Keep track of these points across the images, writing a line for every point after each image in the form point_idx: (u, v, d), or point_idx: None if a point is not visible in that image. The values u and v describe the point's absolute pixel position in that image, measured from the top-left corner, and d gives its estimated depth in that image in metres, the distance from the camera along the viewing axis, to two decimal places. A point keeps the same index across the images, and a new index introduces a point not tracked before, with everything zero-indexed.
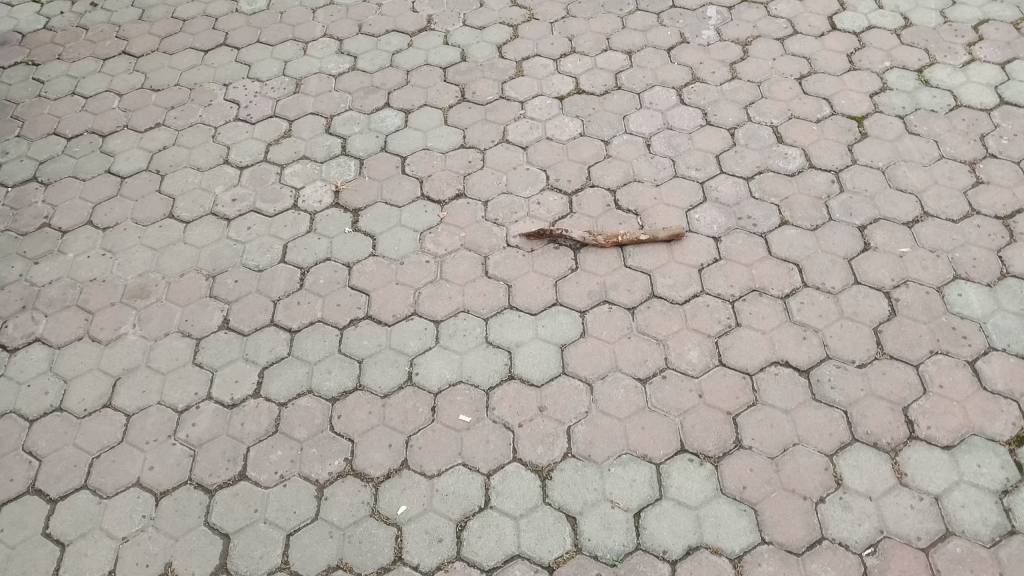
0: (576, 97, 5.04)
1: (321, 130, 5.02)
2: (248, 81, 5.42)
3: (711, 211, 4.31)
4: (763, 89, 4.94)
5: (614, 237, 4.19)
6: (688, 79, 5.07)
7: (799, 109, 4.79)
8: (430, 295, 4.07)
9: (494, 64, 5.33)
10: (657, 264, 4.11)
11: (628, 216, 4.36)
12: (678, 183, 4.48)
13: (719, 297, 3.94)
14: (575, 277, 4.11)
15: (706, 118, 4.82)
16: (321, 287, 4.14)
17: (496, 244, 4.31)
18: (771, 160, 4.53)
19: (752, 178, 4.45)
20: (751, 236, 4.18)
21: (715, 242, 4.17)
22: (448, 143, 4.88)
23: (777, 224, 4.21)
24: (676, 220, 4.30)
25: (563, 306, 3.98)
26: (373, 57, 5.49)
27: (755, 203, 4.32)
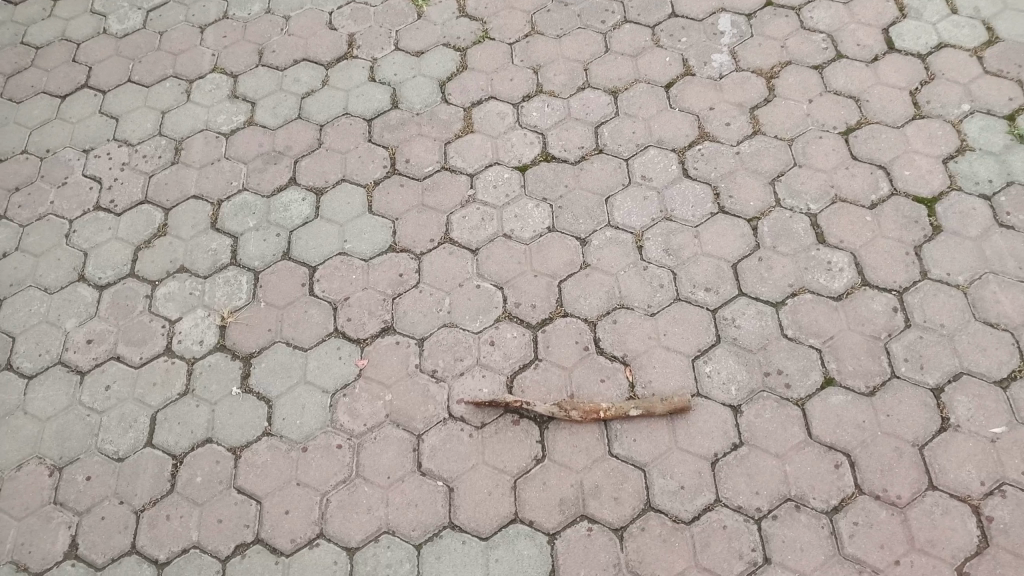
0: (542, 167, 3.76)
1: (205, 226, 3.80)
2: (114, 144, 4.16)
3: (727, 362, 3.12)
4: (796, 151, 3.65)
5: (599, 410, 3.01)
6: (694, 136, 3.76)
7: (846, 186, 3.51)
8: (343, 506, 3.00)
9: (435, 112, 4.02)
10: (655, 454, 2.95)
11: (613, 367, 3.17)
12: (680, 311, 3.27)
13: (739, 512, 2.83)
14: (541, 474, 2.97)
15: (718, 201, 3.55)
16: (199, 490, 3.10)
17: (434, 415, 3.14)
18: (808, 273, 3.30)
19: (783, 303, 3.24)
20: (783, 403, 3.01)
21: (733, 413, 3.01)
22: (372, 244, 3.63)
23: (818, 385, 3.04)
24: (680, 375, 3.11)
25: (524, 524, 2.89)
26: (276, 104, 4.17)
27: (787, 350, 3.13)
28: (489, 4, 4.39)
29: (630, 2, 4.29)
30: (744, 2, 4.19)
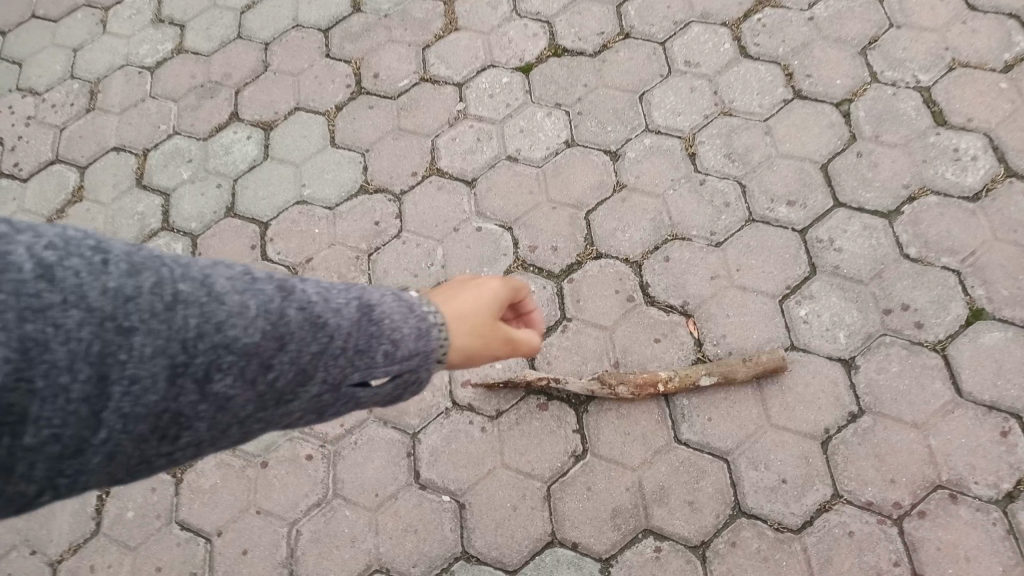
0: (551, 65, 2.86)
1: (130, 184, 2.99)
2: (18, 95, 3.33)
3: (830, 300, 2.25)
4: (891, 9, 2.71)
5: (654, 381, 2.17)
6: (749, 4, 2.83)
7: (966, 47, 2.59)
8: (317, 540, 2.20)
9: (408, 11, 3.12)
10: (739, 437, 2.11)
11: (670, 320, 2.32)
12: (756, 237, 2.40)
13: (869, 511, 1.98)
14: (584, 477, 2.14)
15: (791, 84, 2.64)
16: (132, 528, 2.30)
17: (430, 405, 2.31)
18: (927, 168, 2.41)
19: (897, 212, 2.36)
20: (916, 351, 2.14)
21: (845, 371, 2.14)
22: (338, 186, 2.80)
23: (963, 321, 2.16)
24: (765, 324, 2.25)
25: (566, 549, 2.08)
26: (210, 25, 3.31)
27: (912, 276, 2.25)
28: None
29: None
30: None
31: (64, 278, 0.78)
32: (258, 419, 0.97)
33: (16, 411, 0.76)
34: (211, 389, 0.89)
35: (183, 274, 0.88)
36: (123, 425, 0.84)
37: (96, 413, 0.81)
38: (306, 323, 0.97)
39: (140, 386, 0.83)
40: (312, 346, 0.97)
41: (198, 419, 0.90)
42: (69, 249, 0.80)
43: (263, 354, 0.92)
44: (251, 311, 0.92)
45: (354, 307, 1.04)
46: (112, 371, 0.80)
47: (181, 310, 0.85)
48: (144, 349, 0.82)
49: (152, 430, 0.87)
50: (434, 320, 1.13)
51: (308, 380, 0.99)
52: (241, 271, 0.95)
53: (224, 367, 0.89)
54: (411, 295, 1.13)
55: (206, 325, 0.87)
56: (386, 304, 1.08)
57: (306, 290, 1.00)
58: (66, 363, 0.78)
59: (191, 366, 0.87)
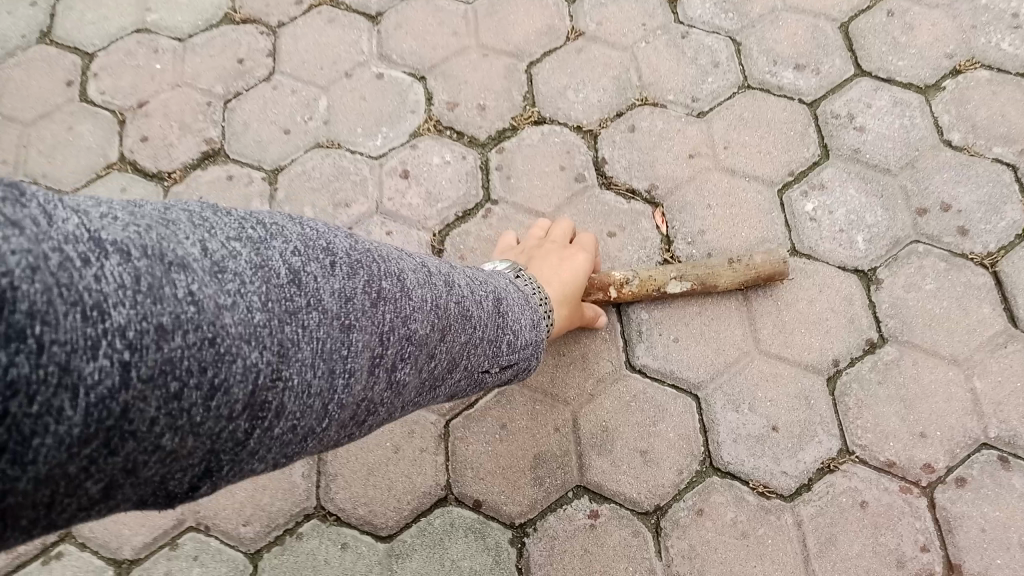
0: None
1: None
2: None
3: (847, 193, 1.66)
4: None
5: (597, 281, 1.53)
6: None
7: None
8: None
9: None
10: (717, 367, 1.52)
11: (631, 208, 1.70)
12: (751, 107, 1.79)
13: (889, 475, 1.42)
14: (497, 411, 1.52)
15: None
16: None
17: None
18: (976, 35, 1.83)
19: (937, 87, 1.77)
20: (958, 265, 1.57)
21: (863, 286, 1.56)
22: (195, 13, 2.08)
23: (1021, 230, 1.60)
24: (758, 220, 1.65)
25: (464, 511, 1.46)
26: None
27: (956, 169, 1.67)
28: None
29: None
30: None
31: (309, 283, 0.75)
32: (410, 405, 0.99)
33: (272, 406, 0.70)
34: (393, 376, 0.87)
35: (384, 273, 0.87)
36: (332, 415, 0.79)
37: (327, 405, 0.77)
38: (459, 315, 1.00)
39: (353, 378, 0.80)
40: (462, 336, 1.01)
41: (378, 406, 0.88)
42: (306, 253, 0.77)
43: (430, 346, 0.93)
44: (427, 303, 0.92)
45: (489, 300, 1.10)
46: (338, 366, 0.77)
47: (382, 307, 0.84)
48: (365, 344, 0.80)
49: (349, 417, 0.83)
50: (536, 314, 1.26)
51: (450, 372, 1.03)
52: (417, 264, 0.97)
53: (404, 358, 0.88)
54: (524, 294, 1.26)
55: (399, 321, 0.86)
56: (506, 298, 1.17)
57: (458, 286, 1.03)
58: (310, 359, 0.73)
59: (383, 357, 0.84)
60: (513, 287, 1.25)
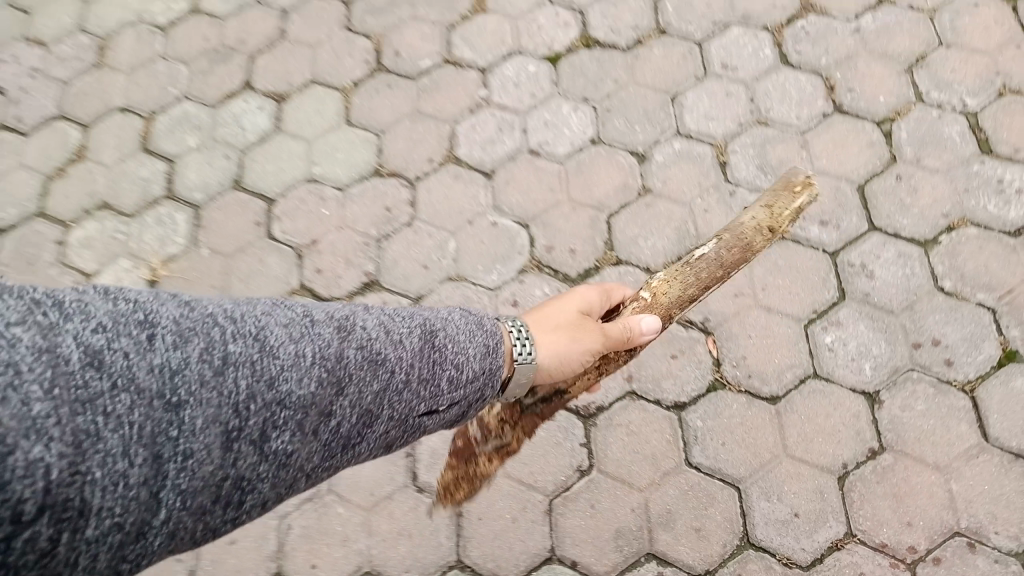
0: (582, 57, 2.74)
1: (134, 147, 2.87)
2: (22, 44, 3.19)
3: (859, 328, 2.15)
4: (941, 26, 2.61)
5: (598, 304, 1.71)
6: (794, 10, 2.71)
7: (1016, 73, 2.49)
8: (307, 538, 2.12)
9: None
10: (754, 465, 2.02)
11: (690, 337, 2.19)
12: (785, 254, 2.28)
13: (883, 553, 1.91)
14: (588, 495, 2.06)
15: (833, 96, 2.53)
16: None
17: None
18: (970, 197, 2.30)
19: (935, 241, 2.25)
20: (943, 390, 2.05)
21: (869, 404, 2.06)
22: (351, 167, 2.68)
23: (995, 362, 2.08)
24: (788, 349, 2.15)
25: (564, 568, 2.00)
26: None
27: (946, 311, 2.15)
28: None
29: None
30: None
31: (111, 362, 0.76)
32: (324, 467, 0.99)
33: (74, 507, 0.71)
34: (270, 447, 0.88)
35: (235, 335, 0.86)
36: (185, 501, 0.80)
37: (160, 496, 0.78)
38: (363, 362, 0.98)
39: (197, 461, 0.80)
40: (378, 385, 0.99)
41: (258, 482, 0.88)
42: (116, 329, 0.78)
43: (319, 404, 0.92)
44: (306, 359, 0.91)
45: (415, 336, 1.07)
46: (165, 451, 0.77)
47: (233, 373, 0.84)
48: (208, 417, 0.81)
49: (216, 497, 0.84)
50: (492, 342, 1.18)
51: (372, 423, 1.01)
52: (298, 316, 0.95)
53: (279, 426, 0.88)
54: (473, 321, 1.18)
55: (262, 386, 0.86)
56: (442, 329, 1.11)
57: (362, 329, 1.01)
58: (122, 449, 0.74)
59: (245, 431, 0.85)
60: (460, 316, 1.18)
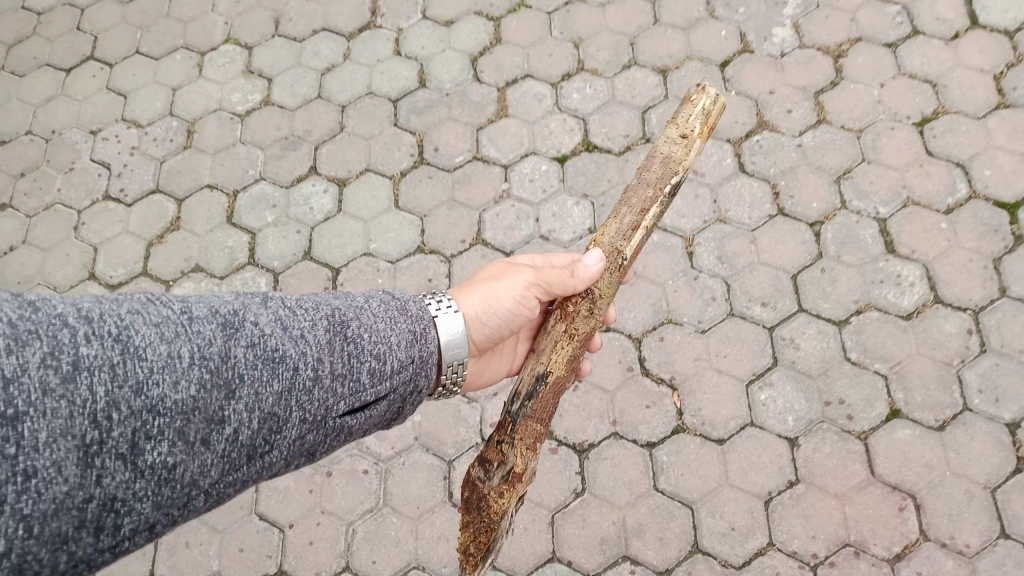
0: (583, 159, 3.45)
1: (220, 219, 3.56)
2: (122, 126, 3.90)
3: (785, 389, 2.88)
4: (864, 145, 3.32)
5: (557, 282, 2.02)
6: (751, 126, 3.42)
7: (919, 187, 3.21)
8: (369, 538, 2.83)
9: (466, 94, 3.69)
10: (703, 491, 2.75)
11: (659, 390, 2.94)
12: (734, 329, 3.01)
13: (793, 558, 2.63)
14: (580, 509, 2.78)
15: (777, 201, 3.24)
16: (219, 514, 2.91)
17: (464, 438, 2.95)
18: (875, 288, 3.03)
19: (847, 322, 2.98)
20: (844, 437, 2.78)
21: (790, 447, 2.78)
22: (399, 244, 3.38)
23: (884, 417, 2.80)
24: (732, 403, 2.88)
25: (562, 565, 2.71)
26: (294, 82, 3.86)
27: (851, 377, 2.87)
28: None
29: None
30: None
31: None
32: (231, 479, 1.21)
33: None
34: (146, 458, 1.08)
35: (92, 341, 1.06)
36: (34, 526, 0.99)
37: (2, 519, 0.96)
38: (250, 361, 1.20)
39: (46, 479, 0.99)
40: (278, 384, 1.23)
41: (137, 498, 1.08)
42: None
43: (201, 410, 1.13)
44: (182, 365, 1.12)
45: (313, 333, 1.30)
46: (8, 471, 0.96)
47: (93, 384, 1.04)
48: (61, 429, 1.00)
49: (99, 507, 1.05)
50: (420, 329, 1.47)
51: (276, 428, 1.24)
52: (180, 317, 1.17)
53: (152, 433, 1.08)
54: (370, 316, 1.41)
55: (127, 392, 1.06)
56: (354, 324, 1.37)
57: (250, 329, 1.23)
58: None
59: (108, 444, 1.05)
60: (365, 309, 1.42)
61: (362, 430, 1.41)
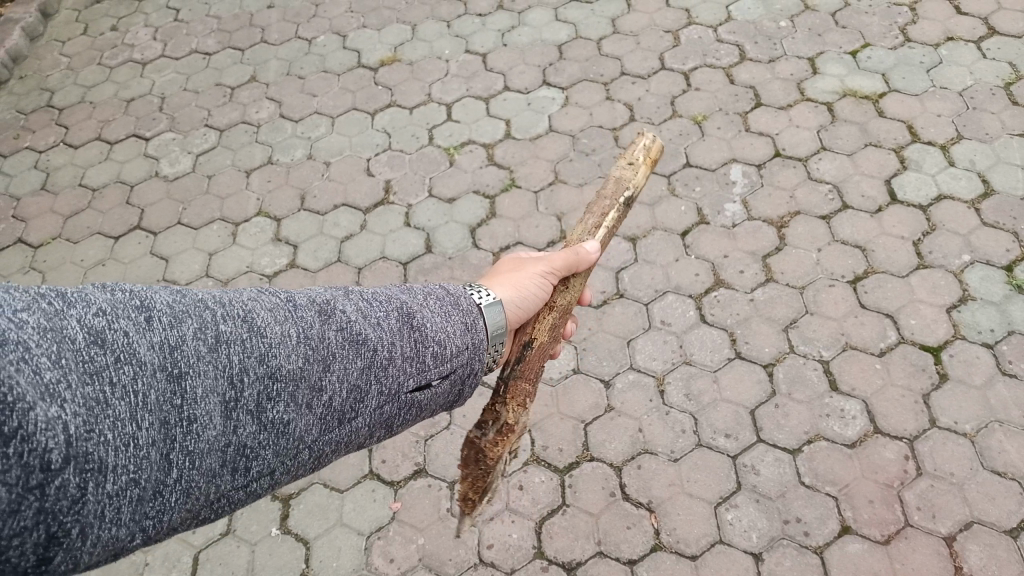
0: None
1: None
2: (163, 285, 4.43)
3: (749, 510, 3.27)
4: (807, 299, 3.89)
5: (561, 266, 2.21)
6: (709, 283, 4.00)
7: (856, 334, 3.74)
8: None
9: (466, 258, 4.30)
10: None
11: (639, 512, 3.32)
12: (702, 457, 3.43)
13: None
14: None
15: (734, 346, 3.76)
16: None
17: (464, 558, 3.27)
18: (823, 421, 3.49)
19: (800, 450, 3.42)
20: (803, 552, 3.15)
21: (755, 561, 3.14)
22: None
23: (836, 533, 3.19)
24: (702, 523, 3.26)
25: None
26: (317, 248, 4.47)
27: (805, 498, 3.28)
28: (516, 153, 4.76)
29: None
30: (755, 153, 4.53)
31: (115, 340, 1.08)
32: (328, 439, 1.34)
33: (94, 461, 1.00)
34: (267, 416, 1.21)
35: (224, 322, 1.20)
36: (192, 462, 1.12)
37: (169, 456, 1.10)
38: (343, 342, 1.34)
39: (199, 424, 1.13)
40: (363, 361, 1.36)
41: (261, 448, 1.22)
42: (120, 315, 1.11)
43: (309, 378, 1.27)
44: (291, 340, 1.26)
45: (391, 321, 1.44)
46: (173, 417, 1.10)
47: (224, 350, 1.17)
48: (210, 387, 1.14)
49: (228, 457, 1.18)
50: (468, 320, 1.58)
51: (364, 399, 1.37)
52: (284, 305, 1.31)
53: (272, 393, 1.22)
54: (439, 304, 1.55)
55: (253, 361, 1.20)
56: (420, 312, 1.50)
57: (340, 314, 1.37)
58: (133, 415, 1.06)
59: (242, 401, 1.18)
60: (429, 298, 1.55)
61: (429, 407, 1.52)
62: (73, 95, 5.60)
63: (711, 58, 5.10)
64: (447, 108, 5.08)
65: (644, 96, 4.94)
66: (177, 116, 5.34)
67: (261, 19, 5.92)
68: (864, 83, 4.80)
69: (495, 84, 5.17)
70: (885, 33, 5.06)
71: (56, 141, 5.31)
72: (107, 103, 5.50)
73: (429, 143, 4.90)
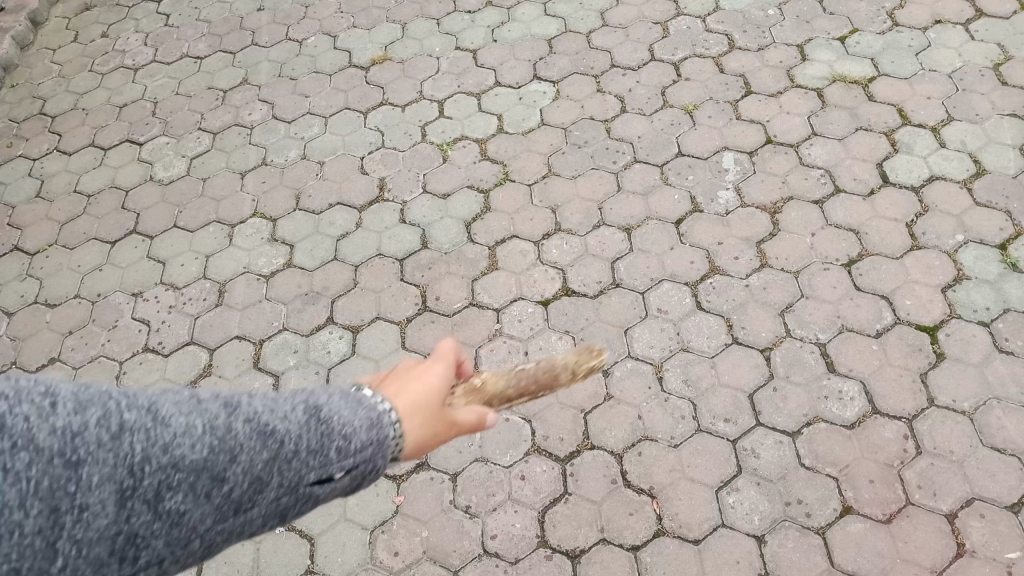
0: (564, 301, 3.99)
1: (248, 365, 4.00)
2: (160, 288, 4.43)
3: (750, 493, 3.29)
4: (802, 283, 3.91)
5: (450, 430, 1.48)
6: (705, 270, 4.02)
7: (852, 317, 3.76)
8: None
9: (462, 252, 4.31)
10: None
11: (641, 498, 3.33)
12: (702, 443, 3.45)
13: None
14: None
15: (731, 331, 3.78)
16: None
17: (469, 550, 3.28)
18: (821, 403, 3.51)
19: (799, 432, 3.43)
20: (805, 533, 3.17)
21: (758, 544, 3.16)
22: None
23: (837, 513, 3.20)
24: (705, 507, 3.27)
25: None
26: (313, 247, 4.48)
27: (806, 480, 3.30)
28: (509, 147, 4.77)
29: (639, 143, 4.66)
30: (746, 141, 4.55)
31: (13, 426, 0.85)
32: (219, 535, 1.05)
33: None
34: (161, 509, 0.95)
35: (130, 405, 0.96)
36: (79, 551, 0.88)
37: (55, 548, 0.86)
38: (253, 433, 1.06)
39: (91, 514, 0.89)
40: (269, 453, 1.07)
41: (155, 540, 0.96)
42: (20, 397, 0.88)
43: (213, 469, 1.00)
44: (196, 432, 1.00)
45: (300, 410, 1.15)
46: (64, 504, 0.86)
47: (127, 439, 0.93)
48: (106, 475, 0.90)
49: (113, 554, 0.92)
50: (374, 415, 1.24)
51: (266, 494, 1.08)
52: (188, 397, 1.04)
53: (173, 488, 0.96)
54: (354, 401, 1.24)
55: (159, 449, 0.95)
56: (328, 403, 1.19)
57: (252, 402, 1.09)
58: (21, 501, 0.83)
59: (138, 490, 0.93)
60: (345, 396, 1.24)
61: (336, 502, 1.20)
62: (66, 102, 5.60)
63: (700, 48, 5.11)
64: (439, 105, 5.09)
65: (635, 87, 4.96)
66: (170, 120, 5.35)
67: (251, 22, 5.93)
68: (853, 68, 4.82)
69: (487, 80, 5.18)
70: (872, 18, 5.08)
71: (50, 148, 5.31)
72: (99, 109, 5.51)
73: (422, 140, 4.91)
